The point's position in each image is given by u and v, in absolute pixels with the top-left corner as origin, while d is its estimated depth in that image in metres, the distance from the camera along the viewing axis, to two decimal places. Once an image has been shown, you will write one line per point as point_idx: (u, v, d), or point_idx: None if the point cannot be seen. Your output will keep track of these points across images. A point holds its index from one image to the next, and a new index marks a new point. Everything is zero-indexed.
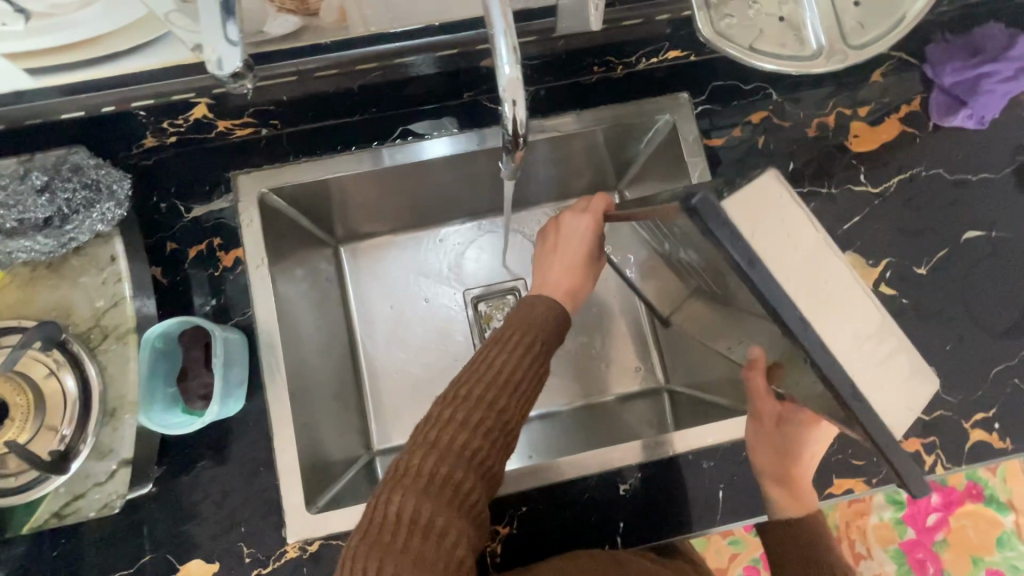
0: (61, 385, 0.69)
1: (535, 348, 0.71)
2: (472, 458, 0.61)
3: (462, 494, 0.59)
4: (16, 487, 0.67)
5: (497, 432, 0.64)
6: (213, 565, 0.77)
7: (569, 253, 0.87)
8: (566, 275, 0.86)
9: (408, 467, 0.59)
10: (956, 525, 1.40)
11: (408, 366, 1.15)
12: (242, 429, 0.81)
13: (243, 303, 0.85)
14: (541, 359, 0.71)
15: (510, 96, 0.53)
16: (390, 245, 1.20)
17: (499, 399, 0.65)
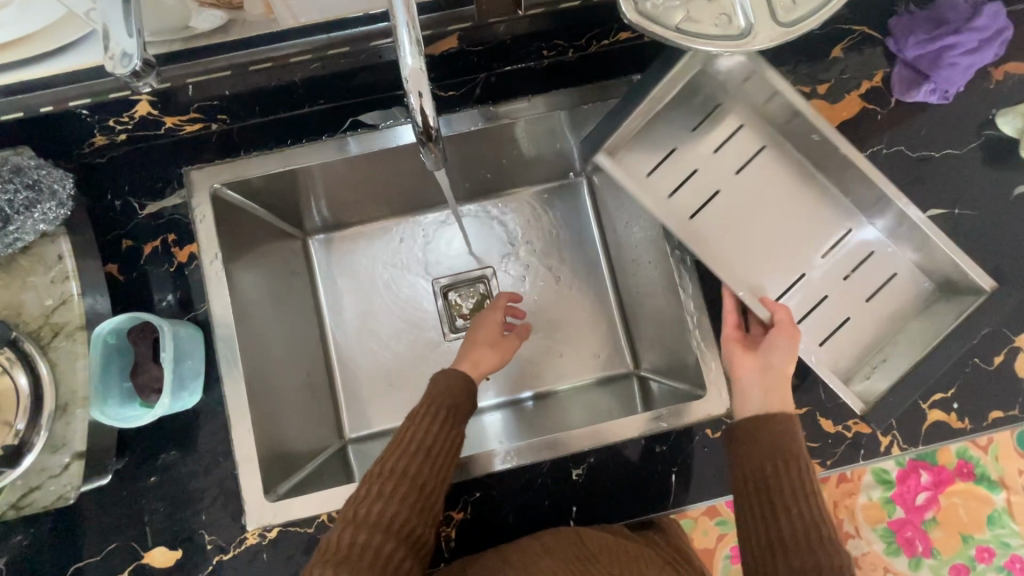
0: (13, 381, 0.70)
1: (448, 415, 0.77)
2: (391, 525, 0.69)
3: (383, 559, 0.67)
4: None
5: (415, 497, 0.71)
6: (176, 552, 0.80)
7: (486, 338, 0.97)
8: (492, 351, 0.96)
9: (332, 543, 0.67)
10: (946, 504, 1.38)
11: (377, 356, 1.17)
12: (199, 421, 0.82)
13: (199, 297, 0.86)
14: (456, 423, 0.77)
15: (416, 88, 0.55)
16: (358, 236, 1.21)
17: (413, 467, 0.72)
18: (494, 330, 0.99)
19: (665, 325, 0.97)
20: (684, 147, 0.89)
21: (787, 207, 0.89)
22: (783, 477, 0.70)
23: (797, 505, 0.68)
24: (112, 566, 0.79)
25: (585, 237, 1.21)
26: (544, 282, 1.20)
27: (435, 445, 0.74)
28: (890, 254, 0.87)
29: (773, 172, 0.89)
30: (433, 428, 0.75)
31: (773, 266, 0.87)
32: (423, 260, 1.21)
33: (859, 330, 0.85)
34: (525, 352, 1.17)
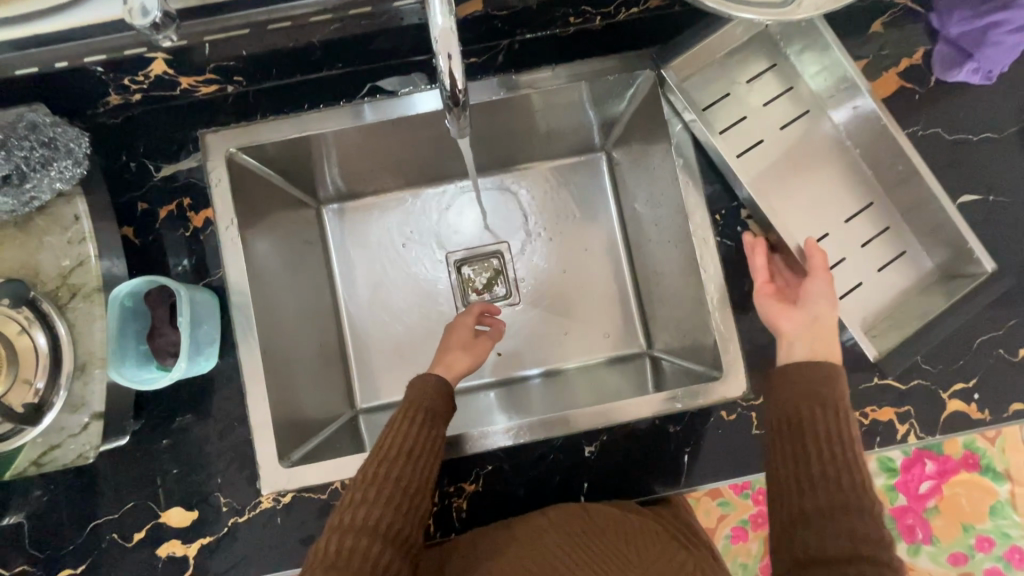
0: (32, 341, 0.70)
1: (425, 419, 0.76)
2: (379, 528, 0.68)
3: (370, 559, 0.66)
4: None
5: (399, 498, 0.70)
6: (193, 513, 0.81)
7: (458, 342, 0.97)
8: (464, 353, 0.96)
9: (320, 550, 0.67)
10: (950, 493, 1.39)
11: (389, 328, 1.16)
12: (214, 386, 0.83)
13: (214, 262, 0.85)
14: (434, 425, 0.76)
15: (445, 48, 0.53)
16: (372, 206, 1.19)
17: (393, 469, 0.71)
18: (467, 332, 0.99)
19: (682, 306, 0.95)
20: (733, 94, 0.89)
21: (815, 174, 0.88)
22: (821, 420, 0.69)
23: (834, 446, 0.67)
24: (131, 523, 0.81)
25: (602, 214, 1.19)
26: (558, 259, 1.19)
27: (416, 447, 0.74)
28: (902, 232, 0.86)
29: (811, 137, 0.89)
30: (411, 431, 0.74)
31: (795, 219, 0.86)
32: (436, 233, 1.20)
33: (864, 296, 0.83)
34: (537, 327, 1.17)
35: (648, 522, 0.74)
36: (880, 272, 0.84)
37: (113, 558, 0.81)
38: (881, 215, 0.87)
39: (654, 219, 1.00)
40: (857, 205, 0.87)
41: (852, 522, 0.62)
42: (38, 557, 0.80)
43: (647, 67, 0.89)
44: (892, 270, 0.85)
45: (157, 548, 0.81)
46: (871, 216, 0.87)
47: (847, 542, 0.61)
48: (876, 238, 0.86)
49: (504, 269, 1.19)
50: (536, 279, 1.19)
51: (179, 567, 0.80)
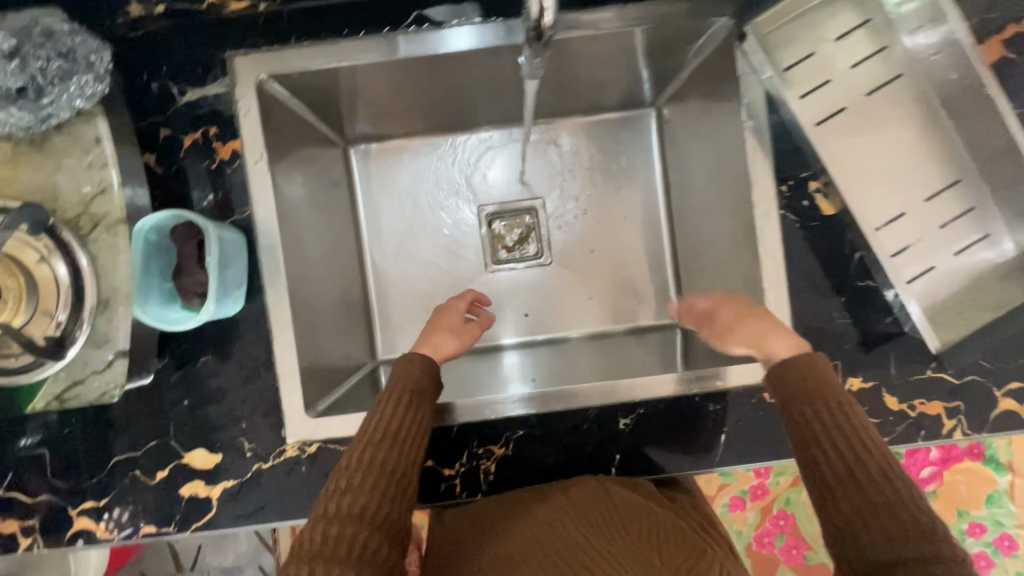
0: (53, 271, 0.66)
1: (412, 399, 0.71)
2: (365, 515, 0.62)
3: (359, 549, 0.60)
4: (16, 368, 0.66)
5: (387, 484, 0.64)
6: (216, 456, 0.80)
7: (446, 325, 0.89)
8: (452, 337, 0.88)
9: (304, 538, 0.61)
10: (950, 479, 1.39)
11: (415, 280, 1.12)
12: (240, 330, 0.79)
13: (241, 200, 0.80)
14: (421, 405, 0.71)
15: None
16: (404, 149, 1.12)
17: (380, 452, 0.66)
18: (455, 318, 0.91)
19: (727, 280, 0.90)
20: (823, 51, 0.79)
21: (900, 143, 0.79)
22: (821, 420, 0.63)
23: (843, 444, 0.62)
24: (154, 461, 0.80)
25: (645, 177, 1.12)
26: (594, 221, 1.13)
27: (403, 429, 0.68)
28: (988, 213, 0.78)
29: (898, 104, 0.80)
30: (398, 413, 0.69)
31: (875, 195, 0.77)
32: (468, 183, 1.14)
33: (937, 283, 0.77)
34: (567, 289, 1.13)
35: (659, 511, 0.73)
36: (959, 258, 0.77)
37: (136, 494, 0.80)
38: (967, 194, 0.79)
39: (706, 186, 0.93)
40: (941, 183, 0.79)
41: (886, 523, 0.57)
42: (62, 487, 0.80)
43: (726, 15, 0.81)
44: (972, 256, 0.78)
45: (180, 487, 0.80)
46: (956, 195, 0.79)
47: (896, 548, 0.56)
48: (958, 220, 0.78)
49: (536, 226, 1.14)
50: (568, 239, 1.13)
51: (202, 507, 0.80)
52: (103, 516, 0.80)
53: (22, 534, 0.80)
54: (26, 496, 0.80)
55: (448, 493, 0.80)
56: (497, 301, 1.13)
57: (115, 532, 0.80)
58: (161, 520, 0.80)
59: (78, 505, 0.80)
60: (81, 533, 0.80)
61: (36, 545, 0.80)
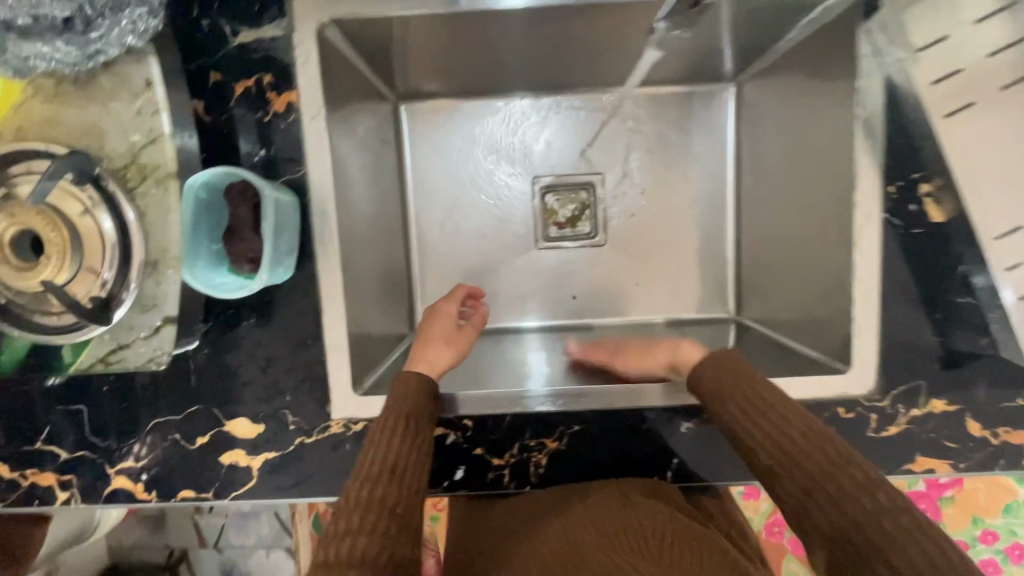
0: (98, 225, 0.61)
1: (409, 425, 0.65)
2: (365, 558, 0.55)
3: None
4: (59, 327, 0.62)
5: (388, 523, 0.58)
6: (258, 427, 0.77)
7: (439, 335, 0.80)
8: (448, 348, 0.78)
9: None
10: (971, 486, 1.34)
11: (460, 252, 1.06)
12: (288, 299, 0.75)
13: (294, 159, 0.73)
14: (417, 431, 0.65)
15: None
16: (457, 109, 1.05)
17: (378, 486, 0.59)
18: (447, 324, 0.81)
19: (804, 283, 0.84)
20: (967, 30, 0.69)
21: None
22: (751, 403, 0.63)
23: (770, 423, 0.61)
24: (195, 427, 0.77)
25: (715, 159, 1.04)
26: (654, 203, 1.05)
27: (400, 459, 0.62)
28: None
29: None
30: (393, 443, 0.63)
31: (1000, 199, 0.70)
32: (523, 153, 1.07)
33: None
34: (618, 273, 1.07)
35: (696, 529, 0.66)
36: None
37: (175, 458, 0.78)
38: None
39: (797, 176, 0.84)
40: None
41: (834, 496, 0.55)
42: (99, 445, 0.78)
43: None
44: None
45: (220, 455, 0.78)
46: None
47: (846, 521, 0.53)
48: None
49: (593, 204, 1.07)
50: (627, 221, 1.06)
51: (242, 476, 0.78)
52: (141, 477, 0.78)
53: (59, 489, 0.79)
54: (63, 452, 0.78)
55: (496, 483, 0.77)
56: (543, 280, 1.07)
57: (153, 493, 0.78)
58: (200, 485, 0.78)
59: (116, 464, 0.78)
60: (119, 492, 0.79)
61: (73, 501, 0.79)
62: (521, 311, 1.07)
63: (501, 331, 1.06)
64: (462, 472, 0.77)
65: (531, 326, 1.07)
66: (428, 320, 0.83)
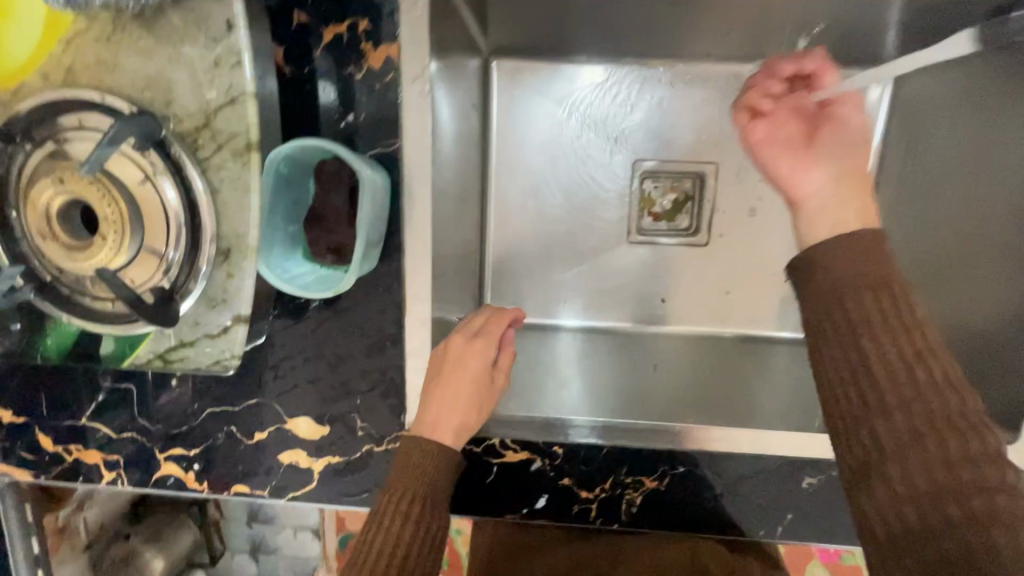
0: (160, 197, 0.51)
1: (421, 507, 0.54)
2: None
3: None
4: (115, 315, 0.53)
5: None
6: (322, 428, 0.69)
7: (459, 392, 0.59)
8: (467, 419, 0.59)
9: None
10: None
11: (540, 237, 0.95)
12: (368, 292, 0.64)
13: (388, 128, 0.61)
14: (432, 515, 0.55)
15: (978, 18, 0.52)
16: (554, 71, 0.92)
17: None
18: (470, 380, 0.59)
19: (947, 327, 0.69)
20: None
21: None
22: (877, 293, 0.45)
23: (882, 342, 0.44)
24: (252, 420, 0.69)
25: None
26: (773, 202, 0.91)
27: (404, 551, 0.52)
28: None
29: None
30: (397, 528, 0.53)
31: None
32: (624, 129, 0.92)
33: None
34: (715, 276, 0.94)
35: None
36: None
37: (230, 451, 0.71)
38: None
39: (936, 195, 0.71)
40: None
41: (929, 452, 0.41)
42: (148, 429, 0.71)
43: None
44: None
45: (279, 453, 0.70)
46: None
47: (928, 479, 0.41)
48: None
49: (696, 197, 0.92)
50: (732, 220, 0.93)
51: (302, 477, 0.71)
52: (192, 466, 0.72)
53: (105, 468, 0.73)
54: (108, 431, 0.71)
55: (580, 516, 0.69)
56: (630, 277, 0.95)
57: (205, 484, 0.72)
58: (254, 482, 0.71)
59: (165, 450, 0.71)
60: (169, 479, 0.73)
61: (120, 482, 0.73)
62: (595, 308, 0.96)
63: (533, 327, 0.97)
64: (544, 501, 0.69)
65: (570, 324, 0.97)
66: (448, 362, 0.60)
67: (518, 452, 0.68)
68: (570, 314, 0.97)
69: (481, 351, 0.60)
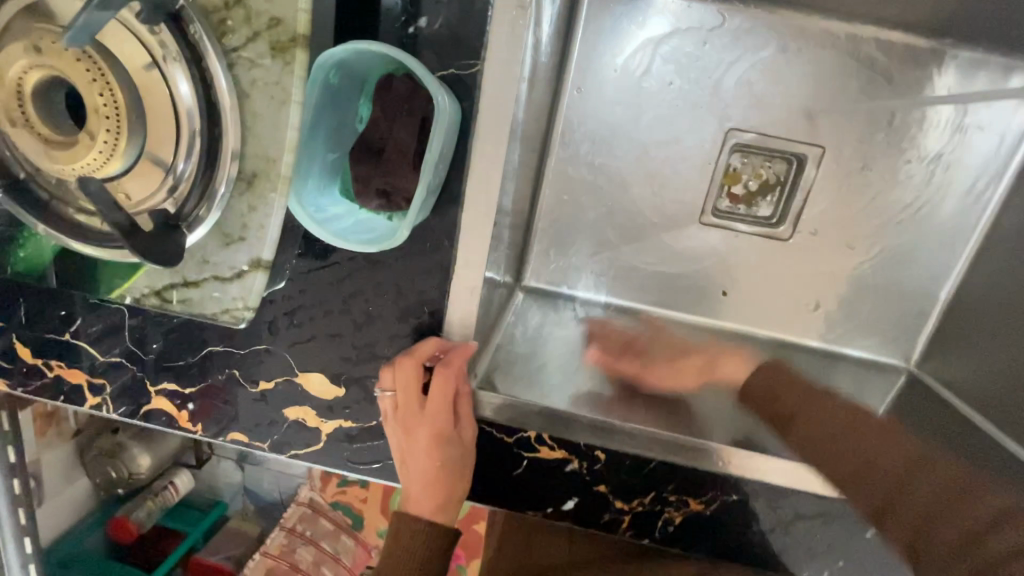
0: (171, 91, 0.39)
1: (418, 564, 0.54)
2: None
3: None
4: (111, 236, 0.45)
5: None
6: (336, 389, 0.60)
7: (426, 486, 0.54)
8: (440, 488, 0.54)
9: None
10: None
11: (601, 200, 0.82)
12: (412, 244, 0.54)
13: (470, 43, 0.47)
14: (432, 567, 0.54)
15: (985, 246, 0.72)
16: (651, 3, 0.76)
17: None
18: (432, 465, 0.54)
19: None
20: None
21: None
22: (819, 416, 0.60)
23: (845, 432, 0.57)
24: (258, 367, 0.61)
25: (983, 165, 0.75)
26: (879, 203, 0.78)
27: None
28: None
29: None
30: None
31: None
32: (725, 87, 0.77)
33: None
34: (793, 278, 0.82)
35: None
36: None
37: (228, 396, 0.62)
38: None
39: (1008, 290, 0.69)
40: None
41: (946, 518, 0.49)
42: (139, 358, 0.62)
43: None
44: None
45: (285, 407, 0.62)
46: None
47: (953, 551, 0.48)
48: None
49: (787, 183, 0.80)
50: (825, 217, 0.80)
51: (306, 437, 0.63)
52: (186, 405, 0.63)
53: (88, 392, 0.65)
54: (94, 352, 0.63)
55: (609, 526, 0.63)
56: (694, 263, 0.83)
57: (198, 426, 0.64)
58: (253, 434, 0.64)
59: (157, 383, 0.63)
60: (159, 414, 0.65)
61: (105, 408, 0.65)
62: (643, 289, 0.85)
63: (553, 296, 0.86)
64: (572, 504, 0.62)
65: (592, 300, 0.86)
66: (403, 453, 0.55)
67: (554, 449, 0.60)
68: (608, 291, 0.85)
69: (425, 436, 0.54)
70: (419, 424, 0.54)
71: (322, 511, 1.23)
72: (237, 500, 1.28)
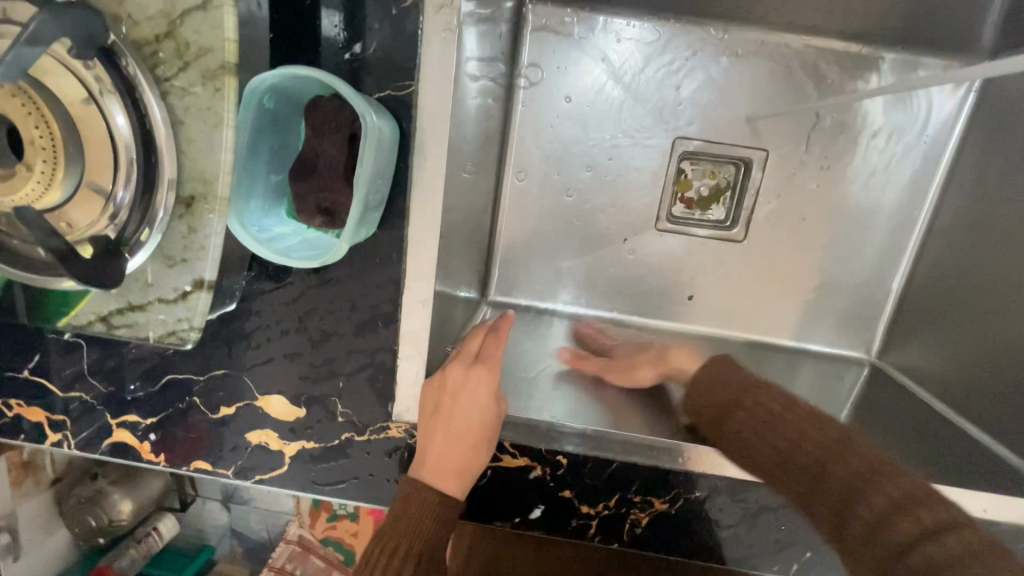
0: (109, 123, 0.45)
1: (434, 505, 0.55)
2: None
3: None
4: (44, 266, 0.48)
5: None
6: (296, 410, 0.61)
7: (461, 432, 0.55)
8: (468, 436, 0.55)
9: None
10: None
11: (559, 212, 0.84)
12: (364, 261, 0.56)
13: (405, 67, 0.50)
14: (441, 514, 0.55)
15: (918, 229, 0.80)
16: (594, 23, 0.80)
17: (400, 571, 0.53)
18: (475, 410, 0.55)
19: (984, 356, 0.65)
20: None
21: None
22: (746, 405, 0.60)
23: (816, 428, 0.56)
24: (217, 392, 0.61)
25: (921, 157, 0.79)
26: (827, 202, 0.81)
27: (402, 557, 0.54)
28: None
29: None
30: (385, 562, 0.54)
31: None
32: (665, 98, 0.81)
33: None
34: (754, 279, 0.84)
35: None
36: None
37: (190, 424, 0.62)
38: None
39: (962, 291, 0.71)
40: None
41: (858, 495, 0.52)
42: (99, 391, 0.62)
43: None
44: None
45: (246, 432, 0.62)
46: None
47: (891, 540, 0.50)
48: None
49: (737, 186, 0.83)
50: (777, 217, 0.82)
51: (270, 461, 0.63)
52: (147, 436, 0.63)
53: (49, 429, 0.64)
54: (53, 388, 0.63)
55: (578, 531, 0.63)
56: (656, 269, 0.85)
57: (161, 457, 0.64)
58: (216, 461, 0.63)
59: (118, 416, 0.63)
60: (120, 447, 0.64)
61: (65, 445, 0.65)
62: (608, 298, 0.86)
63: (521, 309, 0.87)
64: (539, 513, 0.63)
65: (562, 311, 0.87)
66: (450, 390, 0.55)
67: (516, 458, 0.61)
68: (574, 300, 0.87)
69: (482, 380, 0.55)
70: (477, 378, 0.55)
71: (313, 548, 1.17)
72: (224, 542, 1.24)
